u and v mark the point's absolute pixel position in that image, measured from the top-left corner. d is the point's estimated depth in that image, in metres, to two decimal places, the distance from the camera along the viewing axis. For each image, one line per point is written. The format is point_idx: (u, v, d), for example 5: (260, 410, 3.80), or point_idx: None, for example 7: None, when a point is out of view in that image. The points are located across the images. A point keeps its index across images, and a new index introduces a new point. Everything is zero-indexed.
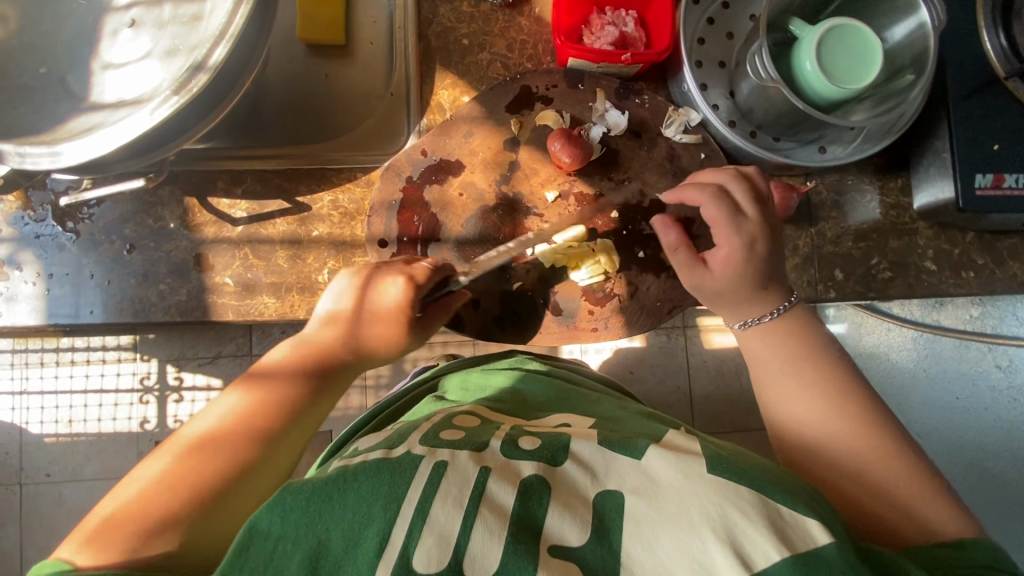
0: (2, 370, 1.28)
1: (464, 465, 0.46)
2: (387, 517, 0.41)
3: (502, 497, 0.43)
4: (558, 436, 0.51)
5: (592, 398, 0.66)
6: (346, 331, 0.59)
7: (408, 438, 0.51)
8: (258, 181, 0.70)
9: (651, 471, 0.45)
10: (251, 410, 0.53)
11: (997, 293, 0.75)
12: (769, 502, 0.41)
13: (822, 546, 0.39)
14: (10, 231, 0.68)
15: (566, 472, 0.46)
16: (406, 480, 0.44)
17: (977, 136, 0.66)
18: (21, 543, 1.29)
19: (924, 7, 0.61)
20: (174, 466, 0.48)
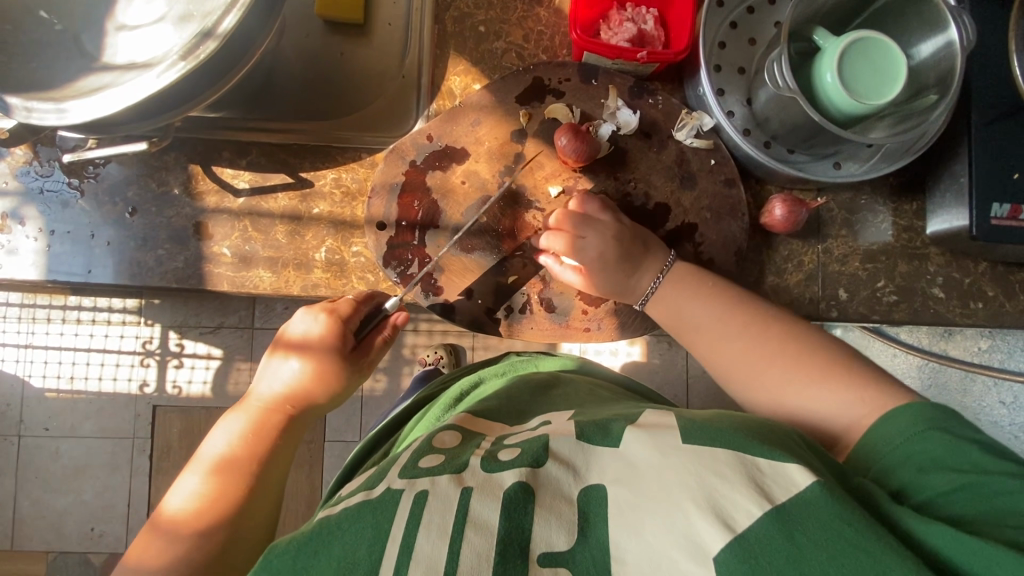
0: (10, 323, 1.30)
1: (445, 491, 0.44)
2: (373, 557, 0.40)
3: (487, 517, 0.41)
4: (536, 439, 0.49)
5: (583, 392, 0.64)
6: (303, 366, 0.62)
7: (386, 475, 0.49)
8: (263, 154, 0.70)
9: (628, 456, 0.45)
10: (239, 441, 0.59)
11: (1006, 326, 0.73)
12: (746, 458, 0.43)
13: (803, 488, 0.40)
14: (19, 185, 0.69)
15: (549, 476, 0.45)
16: (386, 515, 0.43)
17: (998, 164, 0.64)
18: (16, 493, 1.32)
19: (953, 25, 0.59)
20: (254, 420, 0.61)
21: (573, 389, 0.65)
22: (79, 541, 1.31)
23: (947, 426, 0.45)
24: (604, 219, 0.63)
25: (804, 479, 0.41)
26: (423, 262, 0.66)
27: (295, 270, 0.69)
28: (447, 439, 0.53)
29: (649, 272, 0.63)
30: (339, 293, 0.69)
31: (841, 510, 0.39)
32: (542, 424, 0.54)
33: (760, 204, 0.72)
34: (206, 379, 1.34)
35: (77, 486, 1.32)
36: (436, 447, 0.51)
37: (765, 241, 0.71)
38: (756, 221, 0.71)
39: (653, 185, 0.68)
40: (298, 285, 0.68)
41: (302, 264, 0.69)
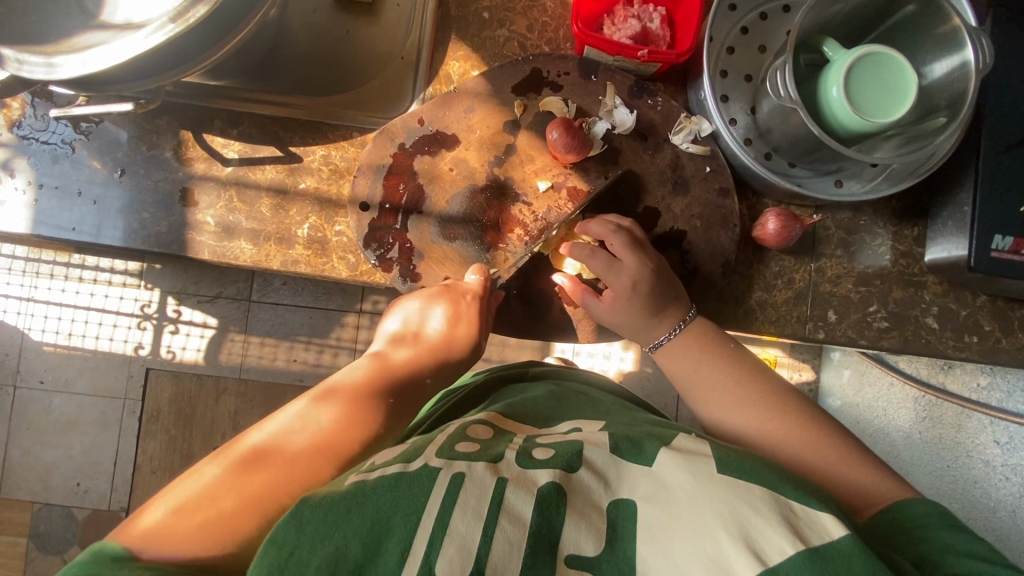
0: (13, 276, 1.30)
1: (482, 477, 0.43)
2: (407, 526, 0.38)
3: (521, 509, 0.40)
4: (571, 444, 0.49)
5: (606, 406, 0.63)
6: (417, 347, 0.60)
7: (423, 451, 0.46)
8: (254, 125, 0.70)
9: (661, 476, 0.44)
10: (335, 408, 0.50)
11: (1000, 364, 0.71)
12: (781, 499, 0.42)
13: (837, 538, 0.39)
14: (12, 137, 0.69)
15: (583, 480, 0.44)
16: (420, 489, 0.41)
17: (1004, 195, 0.62)
18: (7, 442, 1.34)
19: (970, 44, 0.57)
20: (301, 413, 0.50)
21: (600, 403, 0.64)
22: (64, 495, 1.33)
23: (959, 525, 0.47)
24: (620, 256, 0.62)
25: (838, 530, 0.40)
26: (403, 247, 0.65)
27: (276, 244, 0.68)
28: (480, 429, 0.52)
29: (671, 319, 0.63)
30: (319, 271, 0.68)
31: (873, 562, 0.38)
32: (574, 430, 0.54)
33: (754, 216, 0.70)
34: (200, 347, 1.35)
35: (67, 441, 1.34)
36: (471, 435, 0.50)
37: (757, 255, 0.69)
38: (748, 234, 0.69)
39: (645, 189, 0.66)
40: (278, 259, 0.68)
41: (284, 238, 0.68)
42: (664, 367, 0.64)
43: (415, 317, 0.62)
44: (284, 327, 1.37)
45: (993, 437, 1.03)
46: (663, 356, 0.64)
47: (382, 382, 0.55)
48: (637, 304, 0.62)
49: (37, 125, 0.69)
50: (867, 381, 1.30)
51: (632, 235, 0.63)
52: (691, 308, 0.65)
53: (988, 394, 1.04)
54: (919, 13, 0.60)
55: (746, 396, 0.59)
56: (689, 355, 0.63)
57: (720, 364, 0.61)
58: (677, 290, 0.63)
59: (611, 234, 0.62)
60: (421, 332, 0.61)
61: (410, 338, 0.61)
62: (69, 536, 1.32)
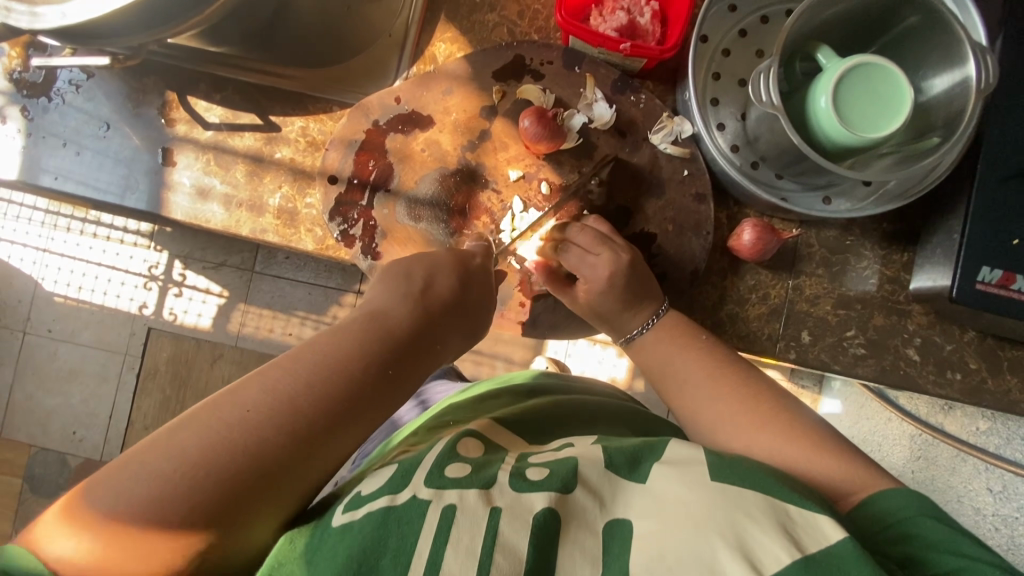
0: (33, 226, 1.35)
1: (474, 507, 0.40)
2: (398, 567, 0.37)
3: (516, 543, 0.38)
4: (564, 462, 0.45)
5: (611, 423, 0.59)
6: (416, 309, 0.51)
7: (411, 478, 0.44)
8: (238, 92, 0.70)
9: (658, 493, 0.42)
10: (278, 387, 0.42)
11: (984, 406, 0.67)
12: (778, 503, 0.41)
13: (836, 543, 0.38)
14: (9, 84, 0.71)
15: (579, 504, 0.41)
16: (409, 526, 0.39)
17: (996, 225, 0.58)
18: (12, 384, 1.38)
19: (972, 59, 0.53)
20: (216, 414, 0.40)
21: (606, 420, 0.60)
22: (59, 442, 1.36)
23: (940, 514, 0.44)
24: (596, 252, 0.60)
25: (836, 534, 0.39)
26: (368, 224, 0.65)
27: (247, 211, 0.68)
28: (471, 447, 0.48)
29: (644, 313, 0.61)
30: (286, 242, 0.68)
31: (873, 568, 0.37)
32: (566, 446, 0.50)
33: (732, 226, 0.68)
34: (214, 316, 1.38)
35: (67, 389, 1.37)
36: (460, 454, 0.47)
37: (731, 266, 0.67)
38: (722, 243, 0.67)
39: (618, 189, 0.65)
40: (248, 226, 0.68)
41: (256, 206, 0.68)
42: (641, 364, 0.62)
43: (420, 278, 0.54)
44: (281, 300, 1.38)
45: (987, 484, 0.97)
46: (636, 349, 0.62)
47: (343, 358, 0.45)
48: (612, 298, 0.60)
49: (37, 76, 0.71)
50: (866, 414, 1.24)
51: (598, 232, 0.61)
52: (664, 299, 0.62)
53: (987, 439, 0.96)
54: (922, 26, 0.57)
55: (708, 393, 0.56)
56: (662, 351, 0.60)
57: (697, 357, 0.58)
58: (651, 285, 0.61)
59: (577, 234, 0.61)
60: (426, 292, 0.53)
61: (413, 301, 0.52)
62: (60, 482, 1.35)
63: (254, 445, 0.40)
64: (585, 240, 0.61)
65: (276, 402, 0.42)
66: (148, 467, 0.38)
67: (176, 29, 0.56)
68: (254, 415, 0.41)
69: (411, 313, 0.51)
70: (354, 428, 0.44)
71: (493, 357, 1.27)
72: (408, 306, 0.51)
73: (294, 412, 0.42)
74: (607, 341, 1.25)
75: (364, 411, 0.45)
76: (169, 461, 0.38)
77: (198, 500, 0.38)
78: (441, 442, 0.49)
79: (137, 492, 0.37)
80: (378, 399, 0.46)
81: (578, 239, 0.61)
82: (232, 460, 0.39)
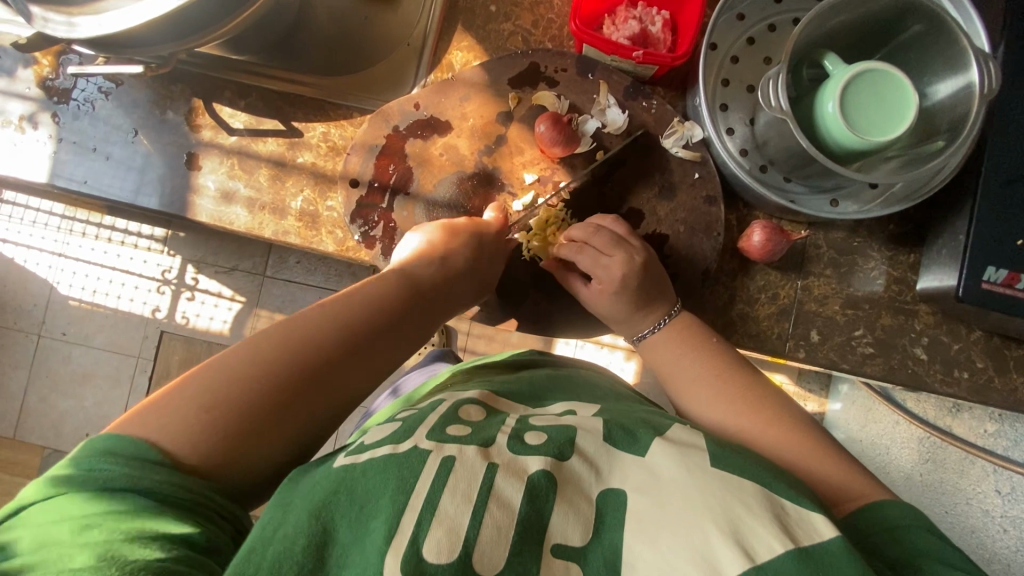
0: (51, 231, 1.38)
1: (472, 461, 0.42)
2: (395, 507, 0.39)
3: (510, 495, 0.40)
4: (566, 429, 0.47)
5: (609, 392, 0.61)
6: (437, 267, 0.61)
7: (413, 431, 0.46)
8: (261, 99, 0.72)
9: (654, 467, 0.43)
10: (349, 306, 0.55)
11: (991, 405, 0.68)
12: (775, 497, 0.41)
13: (827, 540, 0.38)
14: (41, 92, 0.74)
15: (574, 471, 0.43)
16: (408, 470, 0.41)
17: (1002, 225, 0.60)
18: (27, 386, 1.40)
19: (975, 66, 0.55)
20: (262, 341, 0.50)
21: (607, 393, 0.60)
22: (73, 444, 1.38)
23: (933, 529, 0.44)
24: (610, 253, 0.62)
25: (829, 531, 0.39)
26: (388, 226, 0.67)
27: (270, 213, 0.71)
28: (473, 411, 0.50)
29: (656, 313, 0.63)
30: (308, 244, 0.70)
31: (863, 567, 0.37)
32: (568, 412, 0.52)
33: (742, 227, 0.69)
34: (227, 319, 1.40)
35: (82, 392, 1.40)
36: (462, 416, 0.49)
37: (741, 267, 0.69)
38: (732, 244, 0.69)
39: (631, 191, 0.67)
40: (271, 228, 0.70)
41: (278, 209, 0.70)
42: (651, 363, 0.64)
43: (441, 248, 0.62)
44: (293, 303, 1.40)
45: (995, 486, 0.97)
46: (646, 350, 0.64)
47: (378, 308, 0.56)
48: (626, 299, 0.62)
49: (67, 84, 0.74)
50: (873, 417, 1.25)
51: (615, 233, 0.63)
52: (678, 300, 0.64)
53: (995, 441, 0.97)
54: (927, 32, 0.59)
55: (717, 394, 0.57)
56: (670, 351, 0.62)
57: (702, 356, 0.60)
58: (663, 284, 0.63)
59: (592, 236, 0.63)
60: (446, 260, 0.61)
61: (433, 265, 0.61)
62: None
63: (293, 368, 0.49)
64: (602, 241, 0.62)
65: (295, 342, 0.50)
66: (210, 381, 0.46)
67: (206, 37, 0.59)
68: (282, 349, 0.50)
69: (435, 271, 0.61)
70: (366, 370, 0.54)
71: None
72: (430, 266, 0.61)
73: (335, 334, 0.53)
74: (616, 344, 1.27)
75: (373, 357, 0.55)
76: (220, 376, 0.46)
77: (229, 412, 0.45)
78: (443, 405, 0.51)
79: (209, 394, 0.46)
80: (411, 322, 0.59)
81: (593, 239, 0.63)
82: (264, 387, 0.47)
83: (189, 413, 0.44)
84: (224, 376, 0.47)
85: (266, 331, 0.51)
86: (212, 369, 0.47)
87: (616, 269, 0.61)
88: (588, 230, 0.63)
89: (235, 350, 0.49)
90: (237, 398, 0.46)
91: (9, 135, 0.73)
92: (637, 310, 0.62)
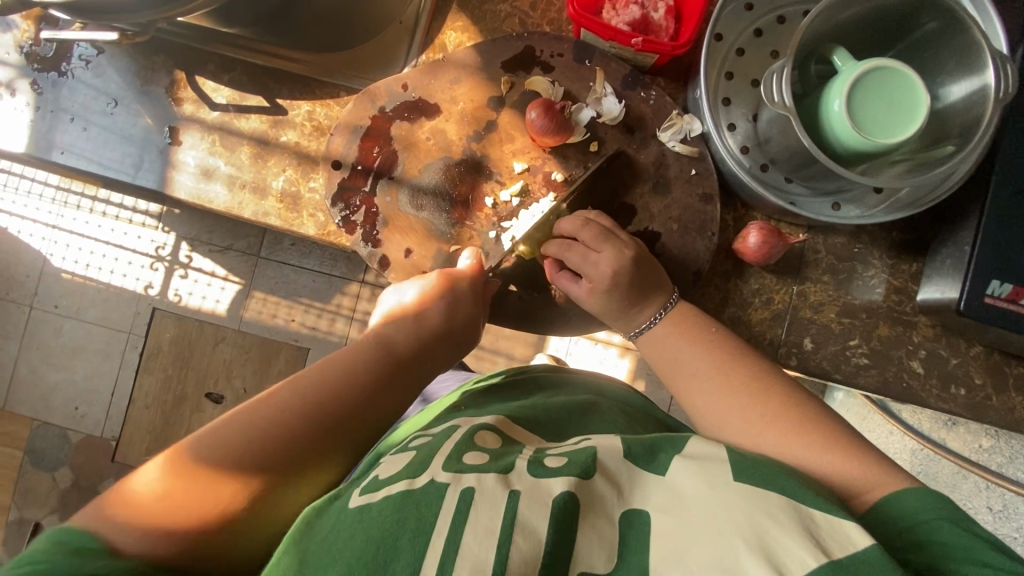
0: (44, 203, 1.36)
1: (493, 488, 0.40)
2: (416, 547, 0.36)
3: (536, 524, 0.37)
4: (583, 449, 0.45)
5: (628, 415, 0.58)
6: (414, 334, 0.59)
7: (429, 464, 0.44)
8: (246, 73, 0.70)
9: (677, 486, 0.41)
10: (344, 367, 0.55)
11: (987, 422, 0.65)
12: (803, 509, 0.39)
13: (861, 550, 0.37)
14: (20, 58, 0.71)
15: (597, 491, 0.41)
16: (430, 504, 0.39)
17: (1009, 238, 0.57)
18: (17, 358, 1.39)
19: (991, 68, 0.52)
20: (272, 396, 0.51)
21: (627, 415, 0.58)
22: (61, 418, 1.37)
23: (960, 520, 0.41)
24: (602, 248, 0.59)
25: (862, 540, 0.37)
26: (369, 211, 0.65)
27: (251, 193, 0.68)
28: (489, 438, 0.48)
29: (653, 306, 0.60)
30: (289, 226, 0.68)
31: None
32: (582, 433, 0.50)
33: (739, 227, 0.67)
34: (219, 300, 1.38)
35: (71, 366, 1.38)
36: (479, 443, 0.47)
37: (736, 269, 0.66)
38: (728, 245, 0.66)
39: (624, 185, 0.64)
40: (251, 208, 0.68)
41: (259, 188, 0.68)
42: (651, 357, 0.61)
43: (416, 312, 0.60)
44: (286, 287, 1.38)
45: (987, 503, 0.97)
46: (644, 344, 0.61)
47: (373, 368, 0.56)
48: (620, 295, 0.59)
49: (48, 51, 0.71)
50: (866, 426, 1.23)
51: (602, 226, 0.60)
52: (676, 292, 0.61)
53: (989, 457, 0.95)
54: (941, 31, 0.56)
55: (714, 389, 0.55)
56: (670, 345, 0.59)
57: (704, 351, 0.57)
58: (659, 276, 0.60)
59: (580, 229, 0.60)
60: (420, 319, 0.59)
61: (410, 330, 0.59)
62: (61, 456, 1.36)
63: (309, 416, 0.50)
64: (590, 236, 0.60)
65: (309, 396, 0.51)
66: (200, 448, 0.46)
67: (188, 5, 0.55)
68: (263, 420, 0.49)
69: (412, 339, 0.59)
70: (340, 452, 0.51)
71: (494, 353, 1.26)
72: (407, 335, 0.59)
73: (315, 407, 0.51)
74: (610, 341, 1.25)
75: (357, 425, 0.53)
76: (214, 448, 0.46)
77: (253, 456, 0.47)
78: (458, 434, 0.49)
79: (239, 432, 0.47)
80: (420, 364, 0.59)
81: (583, 232, 0.60)
82: (286, 430, 0.49)
83: (210, 452, 0.46)
84: (248, 426, 0.48)
85: (287, 379, 0.53)
86: (236, 415, 0.49)
87: (607, 266, 0.59)
88: (581, 224, 0.60)
89: (258, 399, 0.51)
90: (260, 448, 0.47)
91: None
92: (634, 309, 0.60)
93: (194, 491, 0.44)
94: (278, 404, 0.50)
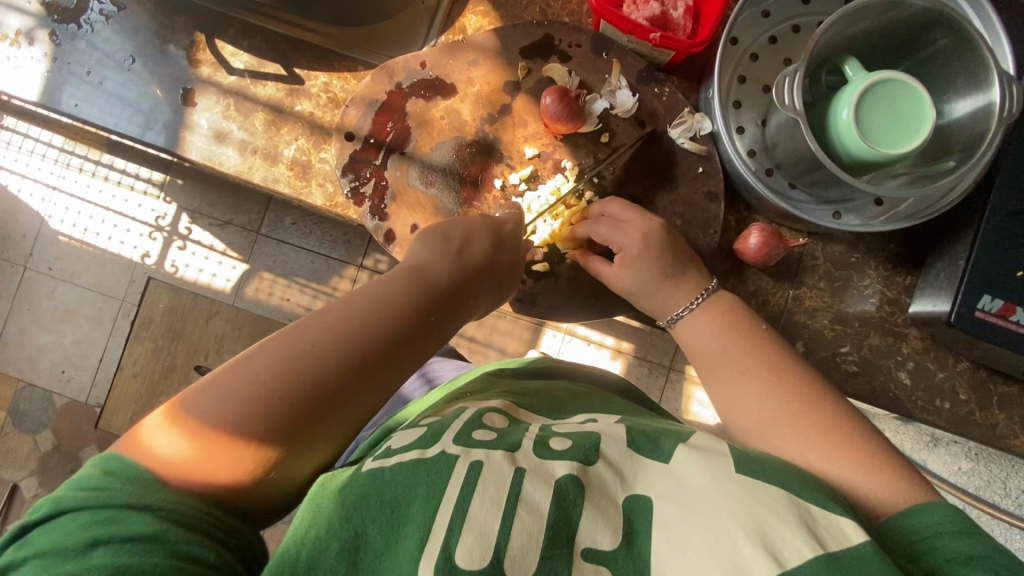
0: (47, 162, 1.35)
1: (500, 466, 0.41)
2: (426, 513, 0.38)
3: (539, 500, 0.39)
4: (589, 435, 0.45)
5: (626, 404, 0.58)
6: (455, 266, 0.55)
7: (441, 436, 0.44)
8: (265, 41, 0.71)
9: (678, 473, 0.42)
10: (377, 297, 0.48)
11: (969, 438, 0.66)
12: (802, 504, 0.40)
13: (856, 546, 0.37)
14: (41, 9, 0.72)
15: (599, 474, 0.41)
16: (438, 474, 0.40)
17: (1004, 255, 0.58)
18: (7, 316, 1.38)
19: (997, 86, 0.53)
20: (271, 349, 0.44)
21: (627, 406, 0.58)
22: (48, 379, 1.36)
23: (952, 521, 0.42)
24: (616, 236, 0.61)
25: (857, 537, 0.38)
26: (379, 184, 0.65)
27: (262, 159, 0.68)
28: (497, 418, 0.48)
29: (690, 290, 0.60)
30: (297, 195, 0.68)
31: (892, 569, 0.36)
32: (589, 420, 0.50)
33: (741, 229, 0.68)
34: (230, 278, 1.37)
35: (60, 329, 1.37)
36: (487, 422, 0.47)
37: (735, 269, 0.67)
38: (728, 245, 0.67)
39: (631, 179, 0.66)
40: (260, 175, 0.68)
41: (270, 156, 0.68)
42: (684, 345, 0.61)
43: (457, 236, 0.57)
44: (284, 265, 1.37)
45: None
46: (681, 331, 0.61)
47: (405, 300, 0.49)
48: (647, 271, 0.60)
49: (70, 3, 0.72)
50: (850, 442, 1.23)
51: (634, 206, 0.62)
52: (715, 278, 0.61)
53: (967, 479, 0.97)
54: (951, 49, 0.57)
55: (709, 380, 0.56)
56: (695, 340, 0.59)
57: (713, 348, 0.57)
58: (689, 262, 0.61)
59: (608, 205, 0.63)
60: (463, 251, 0.56)
61: (448, 261, 0.54)
62: (45, 419, 1.35)
63: (326, 365, 0.44)
64: (620, 211, 0.62)
65: (318, 347, 0.44)
66: (219, 392, 0.42)
67: None
68: (280, 368, 0.43)
69: (451, 269, 0.54)
70: (395, 371, 0.48)
71: (486, 346, 1.26)
72: (447, 262, 0.55)
73: (349, 343, 0.45)
74: (603, 342, 1.26)
75: (401, 364, 0.48)
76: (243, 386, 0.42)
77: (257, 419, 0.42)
78: (468, 412, 0.49)
79: (227, 401, 0.42)
80: (464, 296, 0.55)
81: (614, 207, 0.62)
82: (299, 383, 0.43)
83: (247, 391, 0.42)
84: (243, 380, 0.42)
85: (281, 328, 0.46)
86: (235, 365, 0.43)
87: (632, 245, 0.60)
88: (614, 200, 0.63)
89: (255, 345, 0.44)
90: (254, 420, 0.42)
91: (2, 48, 0.71)
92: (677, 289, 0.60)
93: (215, 445, 0.41)
94: (270, 360, 0.43)
